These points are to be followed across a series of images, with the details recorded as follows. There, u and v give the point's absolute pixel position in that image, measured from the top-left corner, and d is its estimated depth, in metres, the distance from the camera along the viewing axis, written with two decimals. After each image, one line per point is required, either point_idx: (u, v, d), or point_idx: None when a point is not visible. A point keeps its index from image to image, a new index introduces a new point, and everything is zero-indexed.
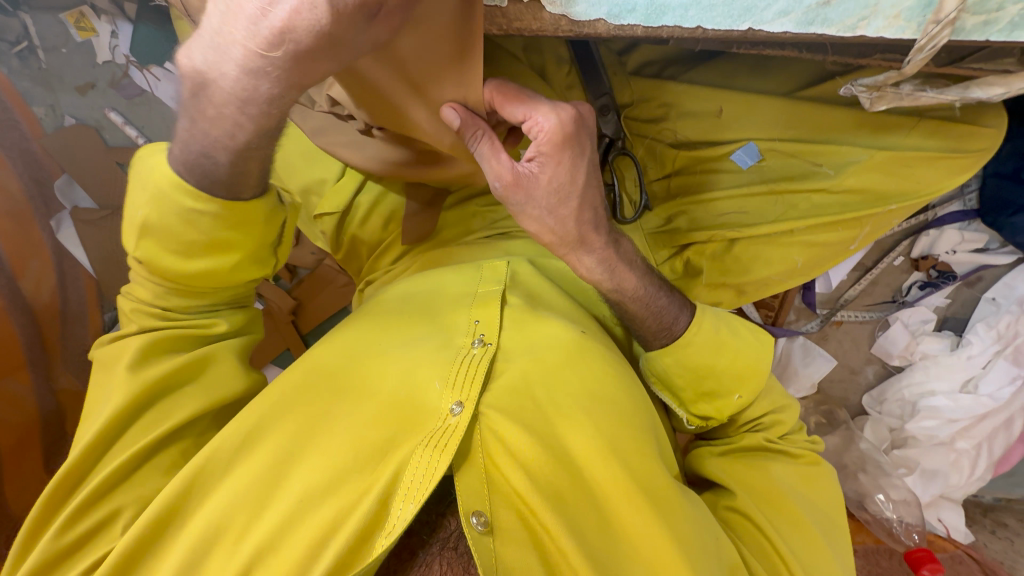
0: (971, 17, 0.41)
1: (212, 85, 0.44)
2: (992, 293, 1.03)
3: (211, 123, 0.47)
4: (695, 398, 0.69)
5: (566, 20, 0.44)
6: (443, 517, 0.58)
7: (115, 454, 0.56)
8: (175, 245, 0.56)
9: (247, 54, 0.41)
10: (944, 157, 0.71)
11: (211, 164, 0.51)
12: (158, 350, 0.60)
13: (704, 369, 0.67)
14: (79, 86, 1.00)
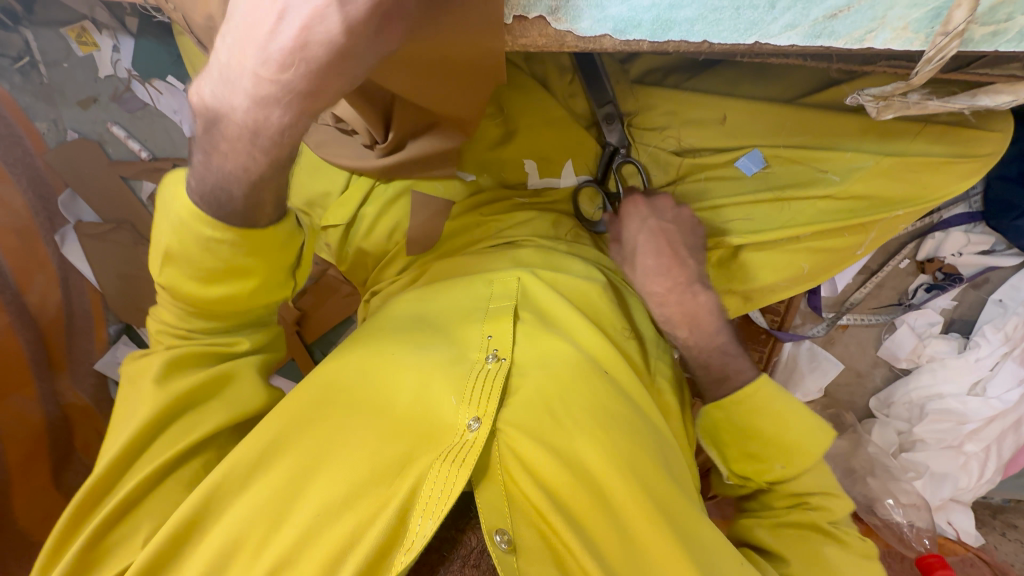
0: (981, 28, 0.40)
1: (224, 115, 0.44)
2: (999, 295, 1.02)
3: (222, 154, 0.46)
4: (737, 457, 0.71)
5: (572, 36, 0.44)
6: (463, 532, 0.57)
7: (135, 470, 0.56)
8: (195, 271, 0.53)
9: (259, 79, 0.41)
10: (950, 163, 0.71)
11: (225, 195, 0.48)
12: (177, 366, 0.59)
13: (751, 432, 0.69)
14: (81, 101, 1.00)
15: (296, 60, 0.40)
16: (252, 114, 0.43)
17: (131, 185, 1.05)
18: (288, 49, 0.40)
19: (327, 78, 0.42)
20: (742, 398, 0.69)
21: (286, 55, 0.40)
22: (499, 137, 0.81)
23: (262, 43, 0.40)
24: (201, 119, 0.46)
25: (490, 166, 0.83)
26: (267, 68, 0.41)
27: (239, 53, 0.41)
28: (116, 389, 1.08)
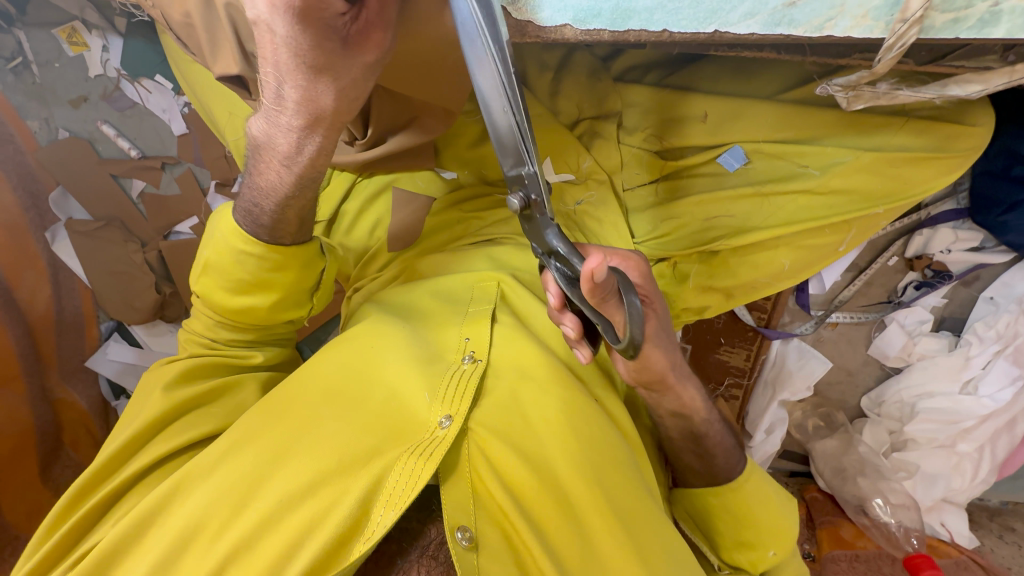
0: (940, 15, 0.40)
1: (264, 145, 0.52)
2: (991, 292, 1.00)
3: (263, 176, 0.54)
4: (732, 546, 0.69)
5: (533, 26, 0.44)
6: (424, 524, 0.57)
7: (132, 462, 0.57)
8: (228, 280, 0.60)
9: (281, 112, 0.48)
10: (928, 157, 0.70)
11: (258, 210, 0.57)
12: (197, 369, 0.62)
13: (747, 518, 0.67)
14: (72, 100, 1.01)
15: (297, 94, 0.46)
16: (288, 133, 0.50)
17: (120, 183, 1.06)
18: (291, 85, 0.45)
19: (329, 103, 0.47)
20: (741, 486, 0.67)
21: (289, 60, 0.43)
22: (479, 136, 0.80)
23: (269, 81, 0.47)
24: (253, 146, 0.54)
25: (471, 164, 0.82)
26: (284, 100, 0.47)
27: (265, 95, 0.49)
28: (104, 383, 1.10)
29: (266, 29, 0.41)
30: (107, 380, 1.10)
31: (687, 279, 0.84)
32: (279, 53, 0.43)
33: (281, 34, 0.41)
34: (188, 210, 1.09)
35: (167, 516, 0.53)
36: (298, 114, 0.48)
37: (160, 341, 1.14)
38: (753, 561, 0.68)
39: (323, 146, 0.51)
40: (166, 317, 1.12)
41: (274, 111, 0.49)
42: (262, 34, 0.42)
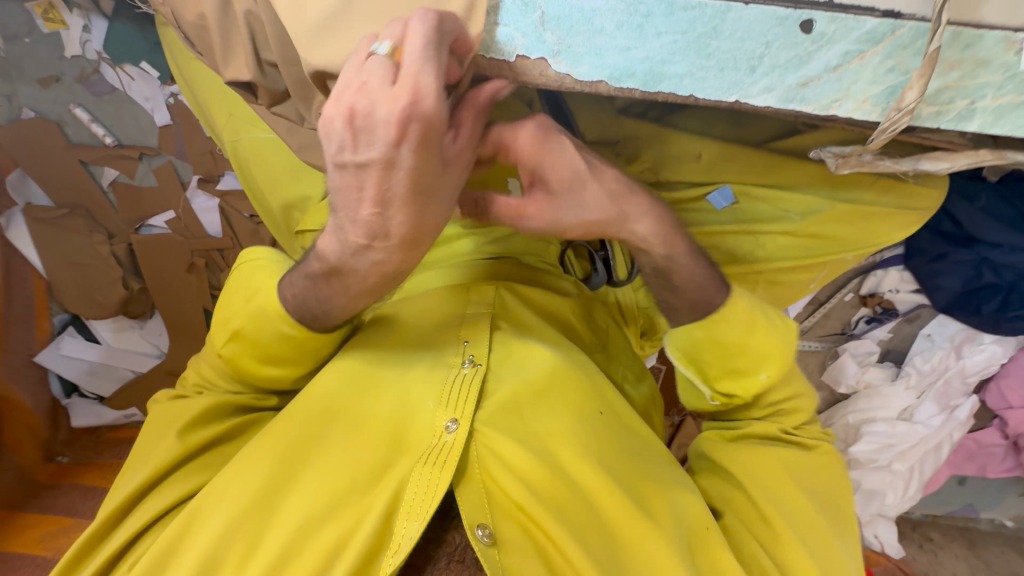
0: (927, 107, 0.46)
1: (343, 269, 0.52)
2: (928, 329, 1.11)
3: (335, 292, 0.55)
4: (719, 374, 0.66)
5: (570, 79, 0.47)
6: (447, 532, 0.58)
7: (154, 497, 0.60)
8: (257, 351, 0.62)
9: (367, 235, 0.48)
10: (895, 213, 0.78)
11: (321, 313, 0.58)
12: (207, 414, 0.65)
13: (736, 348, 0.64)
14: (41, 78, 0.93)
15: (400, 227, 0.47)
16: (365, 248, 0.49)
17: (90, 170, 1.00)
18: (386, 205, 0.45)
19: (419, 222, 0.47)
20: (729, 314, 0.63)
21: (398, 192, 0.44)
22: None
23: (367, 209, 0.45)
24: (322, 267, 0.53)
25: None
26: (373, 226, 0.47)
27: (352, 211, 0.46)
28: (56, 381, 1.06)
29: (383, 165, 0.42)
30: (58, 377, 1.07)
31: None
32: (391, 186, 0.43)
33: (404, 168, 0.42)
34: (165, 204, 1.05)
35: (194, 535, 0.54)
36: (384, 240, 0.48)
37: (120, 337, 1.10)
38: (740, 385, 0.66)
39: (404, 262, 0.51)
40: (130, 312, 1.08)
41: (351, 231, 0.48)
42: (371, 170, 0.42)
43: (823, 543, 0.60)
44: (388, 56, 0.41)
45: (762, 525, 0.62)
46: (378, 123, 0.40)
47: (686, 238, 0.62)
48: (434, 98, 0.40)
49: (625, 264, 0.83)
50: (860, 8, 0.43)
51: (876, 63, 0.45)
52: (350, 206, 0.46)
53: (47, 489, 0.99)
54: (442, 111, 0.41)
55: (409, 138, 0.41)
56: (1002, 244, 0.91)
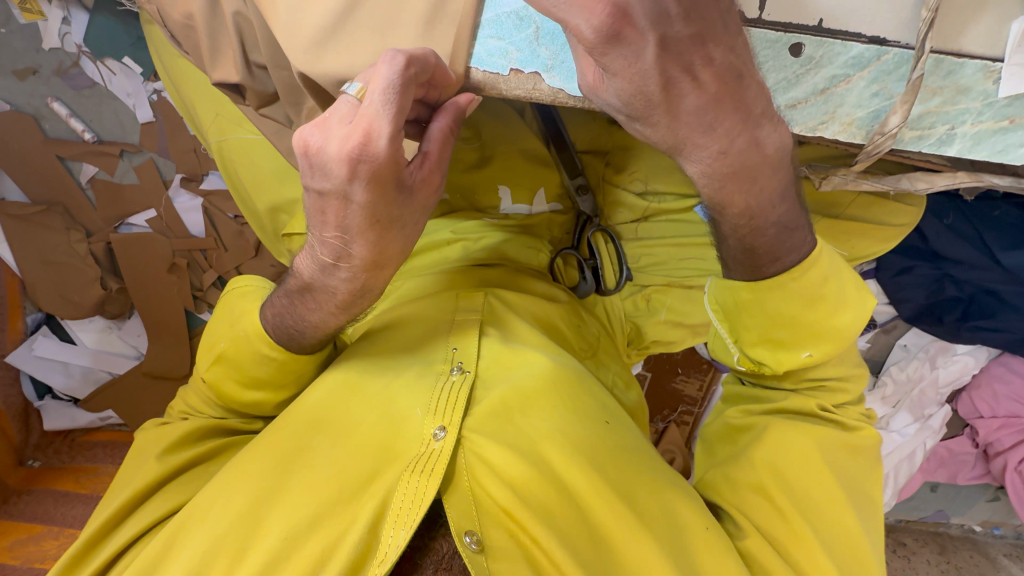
0: (909, 131, 0.48)
1: (317, 288, 0.53)
2: (904, 340, 1.16)
3: (311, 311, 0.55)
4: (756, 341, 0.60)
5: (563, 94, 0.47)
6: (434, 539, 0.56)
7: (140, 513, 0.60)
8: (240, 373, 0.62)
9: (337, 262, 0.49)
10: (873, 229, 0.79)
11: (298, 333, 0.58)
12: (195, 434, 0.66)
13: (786, 318, 0.57)
14: (17, 70, 0.90)
15: (364, 253, 0.48)
16: (332, 269, 0.50)
17: (67, 166, 0.98)
18: (349, 235, 0.47)
19: (383, 251, 0.49)
20: (800, 275, 0.54)
21: (357, 221, 0.46)
22: (475, 161, 0.82)
23: (332, 236, 0.47)
24: (298, 283, 0.54)
25: (463, 190, 0.84)
26: (342, 254, 0.48)
27: (320, 235, 0.48)
28: (28, 383, 1.04)
29: (339, 198, 0.44)
30: (31, 380, 1.04)
31: (660, 310, 0.89)
32: (349, 216, 0.45)
33: (358, 201, 0.44)
34: (146, 202, 1.03)
35: (181, 548, 0.54)
36: (354, 267, 0.49)
37: (97, 338, 1.08)
38: (776, 359, 0.60)
39: (371, 285, 0.52)
40: (107, 313, 1.05)
41: (319, 252, 0.50)
42: (331, 201, 0.44)
43: (849, 526, 0.60)
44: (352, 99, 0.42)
45: (784, 526, 0.60)
46: (331, 160, 0.42)
47: (776, 181, 0.48)
48: (383, 145, 0.41)
49: (612, 272, 0.85)
50: (847, 34, 0.44)
51: (861, 87, 0.46)
52: (316, 227, 0.48)
53: (16, 495, 0.94)
54: (392, 156, 0.42)
55: (360, 175, 0.42)
56: (962, 260, 0.92)
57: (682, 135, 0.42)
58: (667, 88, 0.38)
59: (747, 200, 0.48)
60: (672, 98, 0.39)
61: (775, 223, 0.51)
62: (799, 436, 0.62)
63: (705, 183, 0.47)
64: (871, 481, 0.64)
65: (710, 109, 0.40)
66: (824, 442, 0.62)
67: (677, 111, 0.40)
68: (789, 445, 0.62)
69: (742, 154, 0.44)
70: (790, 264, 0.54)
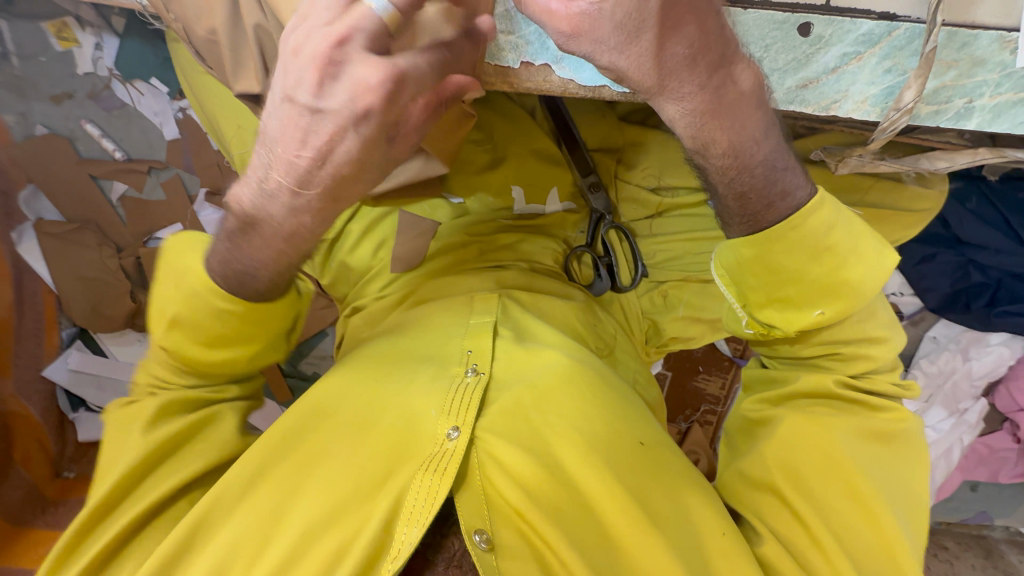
0: (926, 106, 0.47)
1: (257, 215, 0.48)
2: (934, 332, 1.12)
3: (253, 247, 0.51)
4: (764, 302, 0.59)
5: (573, 84, 0.50)
6: (445, 537, 0.56)
7: (126, 509, 0.55)
8: (201, 334, 0.58)
9: (292, 194, 0.45)
10: (896, 215, 0.77)
11: (246, 275, 0.54)
12: (166, 410, 0.60)
13: (792, 275, 0.56)
14: (55, 95, 0.95)
15: (321, 185, 0.45)
16: (281, 202, 0.46)
17: (99, 185, 1.02)
18: (319, 166, 0.43)
19: (348, 187, 0.45)
20: (798, 223, 0.54)
21: (340, 157, 0.43)
22: (487, 163, 0.83)
23: (296, 160, 0.43)
24: (237, 219, 0.49)
25: (478, 189, 0.84)
26: (291, 180, 0.44)
27: (275, 154, 0.44)
28: (64, 396, 1.07)
29: (337, 126, 0.41)
30: (66, 393, 1.07)
31: (678, 306, 0.89)
32: (334, 148, 0.42)
33: (352, 136, 0.41)
34: (172, 216, 1.06)
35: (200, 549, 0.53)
36: (308, 200, 0.46)
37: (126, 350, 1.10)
38: (784, 319, 0.59)
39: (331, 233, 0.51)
40: (137, 326, 1.08)
41: (271, 180, 0.45)
42: (327, 122, 0.41)
43: (880, 522, 0.57)
44: (372, 12, 0.38)
45: (802, 536, 0.58)
46: (341, 80, 0.39)
47: (766, 114, 0.48)
48: (382, 80, 0.39)
49: (628, 270, 0.87)
50: (855, 11, 0.44)
51: (873, 64, 0.46)
52: (277, 143, 0.43)
53: (53, 505, 0.98)
54: (393, 98, 0.40)
55: (363, 104, 0.40)
56: (986, 246, 0.90)
57: (667, 71, 0.43)
58: (662, 12, 0.38)
59: (729, 138, 0.48)
60: (664, 25, 0.39)
61: (761, 162, 0.50)
62: (812, 425, 0.61)
63: (685, 122, 0.47)
64: (905, 472, 0.61)
65: (695, 48, 0.41)
66: (844, 431, 0.60)
67: (664, 45, 0.40)
68: (802, 440, 0.61)
69: (718, 92, 0.45)
70: (792, 207, 0.54)
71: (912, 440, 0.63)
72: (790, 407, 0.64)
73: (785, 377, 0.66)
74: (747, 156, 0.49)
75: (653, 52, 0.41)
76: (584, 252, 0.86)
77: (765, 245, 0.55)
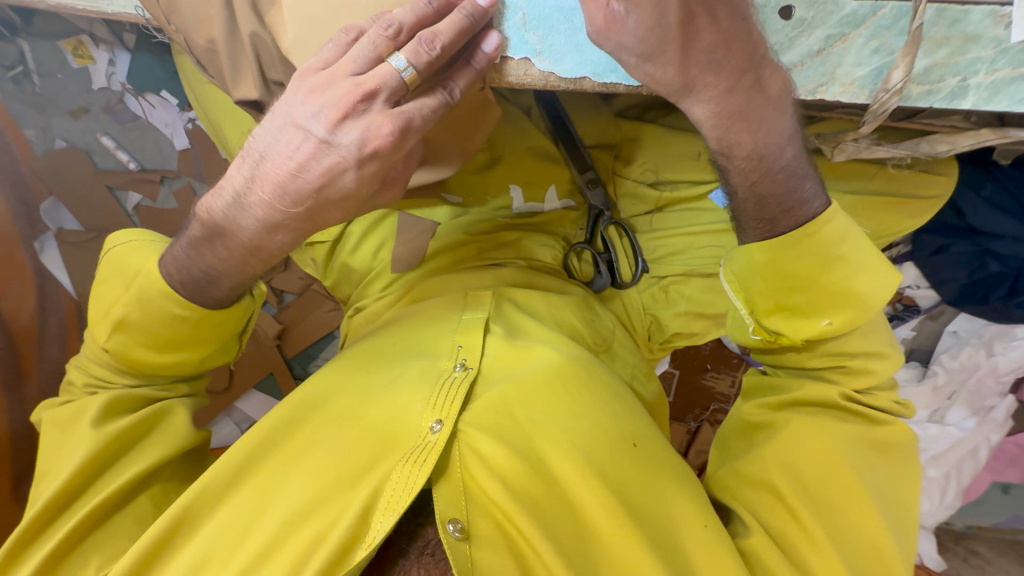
0: (916, 86, 0.46)
1: (224, 227, 0.52)
2: (954, 327, 1.08)
3: (217, 257, 0.54)
4: (772, 309, 0.57)
5: (554, 76, 0.51)
6: (421, 526, 0.58)
7: (84, 502, 0.57)
8: (150, 338, 0.59)
9: (269, 212, 0.49)
10: (903, 203, 0.75)
11: (206, 282, 0.56)
12: (113, 408, 0.61)
13: (797, 279, 0.54)
14: (72, 111, 1.00)
15: (302, 207, 0.49)
16: (258, 219, 0.50)
17: (115, 195, 1.06)
18: (305, 191, 0.48)
19: (329, 211, 0.50)
20: (815, 231, 0.52)
21: (338, 189, 0.48)
22: (485, 163, 0.83)
23: (280, 182, 0.48)
24: (204, 229, 0.53)
25: (475, 190, 0.85)
26: (277, 202, 0.49)
27: (258, 181, 0.49)
28: None
29: (343, 161, 0.46)
30: None
31: (680, 301, 0.88)
32: (337, 178, 0.47)
33: (354, 172, 0.47)
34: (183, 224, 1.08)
35: (183, 542, 0.55)
36: (286, 220, 0.50)
37: None
38: (791, 327, 0.57)
39: (291, 251, 0.55)
40: None
41: (254, 197, 0.49)
42: (334, 154, 0.46)
43: (870, 523, 0.56)
44: (395, 71, 0.45)
45: (790, 525, 0.57)
46: (349, 125, 0.45)
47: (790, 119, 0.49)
48: (389, 128, 0.45)
49: (629, 265, 0.86)
50: None
51: (860, 44, 0.45)
52: (273, 166, 0.48)
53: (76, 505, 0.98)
54: (394, 141, 0.46)
55: (369, 148, 0.46)
56: (1003, 235, 0.84)
57: (691, 75, 0.46)
58: (683, 22, 0.42)
59: (756, 140, 0.49)
60: (684, 35, 0.43)
61: (783, 166, 0.51)
62: (814, 431, 0.59)
63: (711, 124, 0.49)
64: (901, 485, 0.59)
65: (720, 52, 0.44)
66: (845, 436, 0.59)
67: (688, 48, 0.44)
68: (805, 441, 0.59)
69: (746, 94, 0.47)
70: (810, 213, 0.53)
71: (912, 453, 0.62)
72: (798, 410, 0.62)
73: (787, 385, 0.64)
74: (771, 160, 0.50)
75: (678, 59, 0.44)
76: (584, 249, 0.85)
77: (775, 253, 0.54)
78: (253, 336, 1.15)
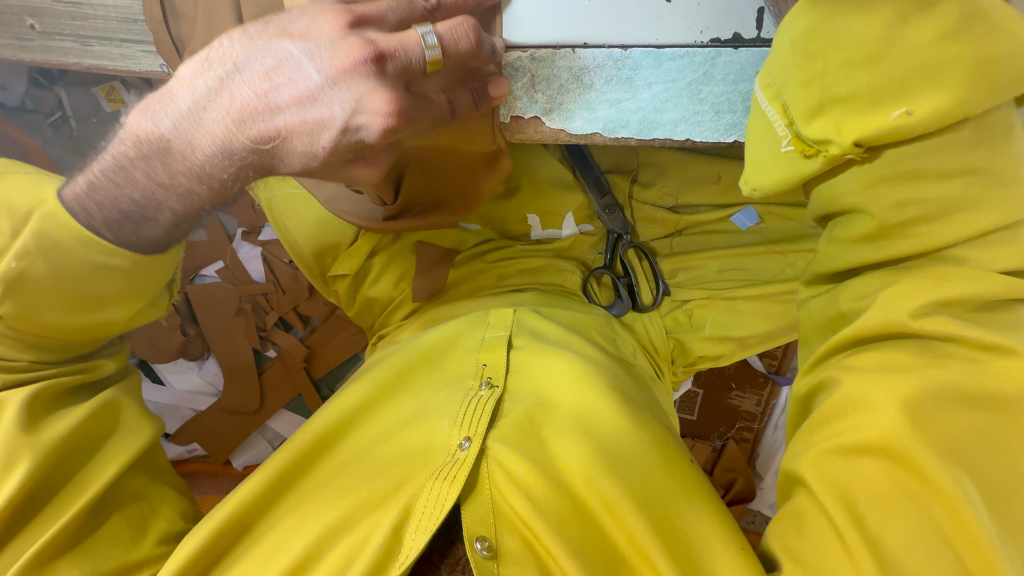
0: None
1: (168, 145, 0.49)
2: None
3: (150, 175, 0.50)
4: (816, 109, 0.48)
5: (565, 133, 0.59)
6: (452, 543, 0.57)
7: (49, 520, 0.54)
8: (71, 296, 0.54)
9: (226, 141, 0.48)
10: None
11: (128, 207, 0.51)
12: (37, 405, 0.57)
13: (862, 58, 0.45)
14: None
15: (262, 148, 0.48)
16: (212, 141, 0.48)
17: None
18: (272, 134, 0.47)
19: (289, 161, 0.50)
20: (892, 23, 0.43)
21: (308, 147, 0.48)
22: (502, 193, 0.85)
23: (251, 116, 0.47)
24: (144, 143, 0.49)
25: (492, 219, 0.88)
26: (237, 133, 0.47)
27: (224, 106, 0.47)
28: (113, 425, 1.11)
29: (328, 122, 0.47)
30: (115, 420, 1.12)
31: (703, 325, 0.85)
32: (314, 137, 0.47)
33: (331, 135, 0.47)
34: (216, 254, 1.17)
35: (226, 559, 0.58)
36: (242, 157, 0.49)
37: (179, 377, 1.20)
38: (841, 126, 0.47)
39: (237, 191, 0.53)
40: (188, 355, 1.17)
41: (215, 113, 0.47)
42: (320, 109, 0.46)
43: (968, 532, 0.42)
44: (420, 39, 0.47)
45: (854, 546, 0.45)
46: (350, 84, 0.46)
47: None
48: (382, 107, 0.46)
49: (648, 288, 0.86)
50: None
51: None
52: (252, 88, 0.47)
53: None
54: (386, 121, 0.47)
55: (360, 123, 0.47)
56: None
57: None
58: None
59: None
60: None
61: None
62: (881, 388, 0.47)
63: None
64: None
65: None
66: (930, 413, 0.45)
67: None
68: (871, 407, 0.47)
69: None
70: None
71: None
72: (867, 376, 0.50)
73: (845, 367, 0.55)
74: None
75: None
76: (603, 274, 0.86)
77: (815, 23, 0.47)
78: (281, 358, 1.19)
